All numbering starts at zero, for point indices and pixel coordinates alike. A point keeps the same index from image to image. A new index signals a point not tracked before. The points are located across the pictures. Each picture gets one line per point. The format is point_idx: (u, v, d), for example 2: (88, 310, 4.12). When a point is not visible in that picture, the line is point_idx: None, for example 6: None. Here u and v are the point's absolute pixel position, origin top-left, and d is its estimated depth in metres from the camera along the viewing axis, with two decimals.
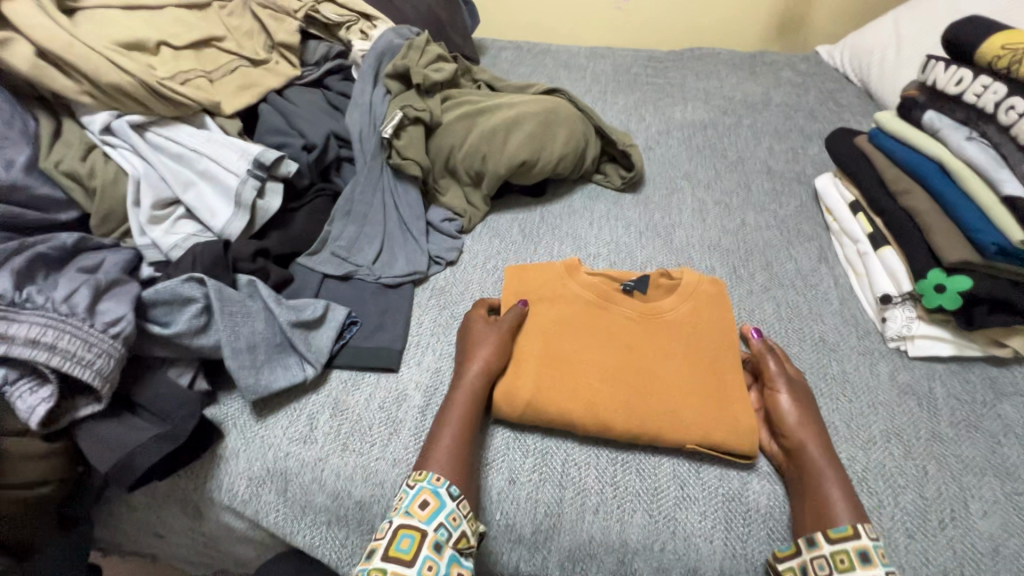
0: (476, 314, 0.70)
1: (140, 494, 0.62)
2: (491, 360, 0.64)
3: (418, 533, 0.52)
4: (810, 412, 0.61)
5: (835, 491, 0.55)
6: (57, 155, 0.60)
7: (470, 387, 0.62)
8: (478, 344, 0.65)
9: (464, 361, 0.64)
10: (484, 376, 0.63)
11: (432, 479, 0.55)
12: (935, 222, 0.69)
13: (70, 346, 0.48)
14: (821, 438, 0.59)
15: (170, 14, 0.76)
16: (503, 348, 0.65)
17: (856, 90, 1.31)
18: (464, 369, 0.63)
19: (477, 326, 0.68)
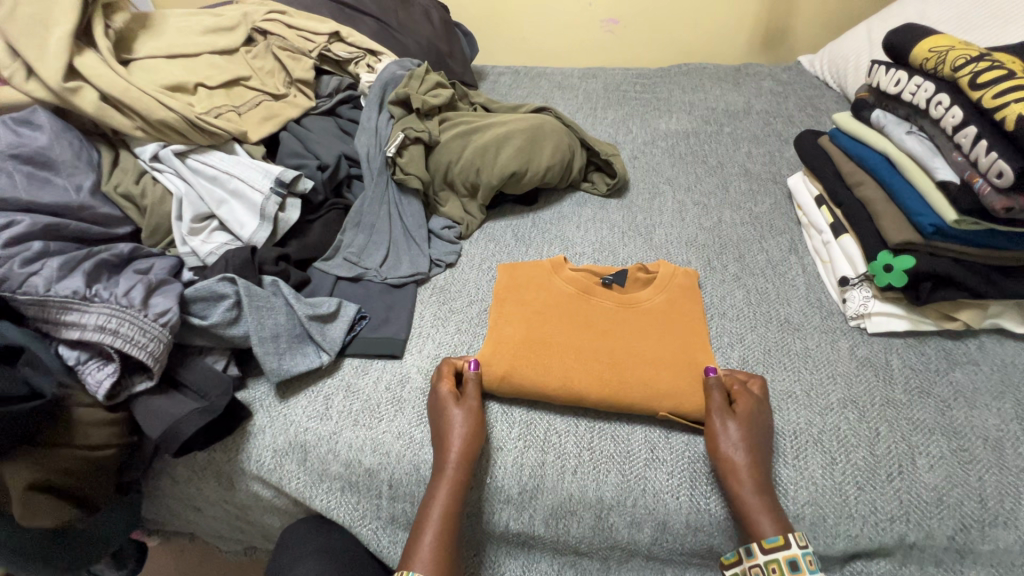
0: (446, 389, 0.68)
1: (183, 467, 0.72)
2: (465, 446, 0.64)
3: None
4: (755, 429, 0.63)
5: (761, 498, 0.59)
6: (116, 179, 0.73)
7: (450, 477, 0.62)
8: (453, 429, 0.65)
9: (441, 449, 0.64)
10: (460, 465, 0.63)
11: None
12: (884, 209, 0.76)
13: (129, 331, 0.59)
14: (755, 447, 0.62)
15: (205, 60, 0.90)
16: (474, 432, 0.65)
17: (835, 95, 1.38)
18: (442, 455, 0.63)
19: (447, 402, 0.67)
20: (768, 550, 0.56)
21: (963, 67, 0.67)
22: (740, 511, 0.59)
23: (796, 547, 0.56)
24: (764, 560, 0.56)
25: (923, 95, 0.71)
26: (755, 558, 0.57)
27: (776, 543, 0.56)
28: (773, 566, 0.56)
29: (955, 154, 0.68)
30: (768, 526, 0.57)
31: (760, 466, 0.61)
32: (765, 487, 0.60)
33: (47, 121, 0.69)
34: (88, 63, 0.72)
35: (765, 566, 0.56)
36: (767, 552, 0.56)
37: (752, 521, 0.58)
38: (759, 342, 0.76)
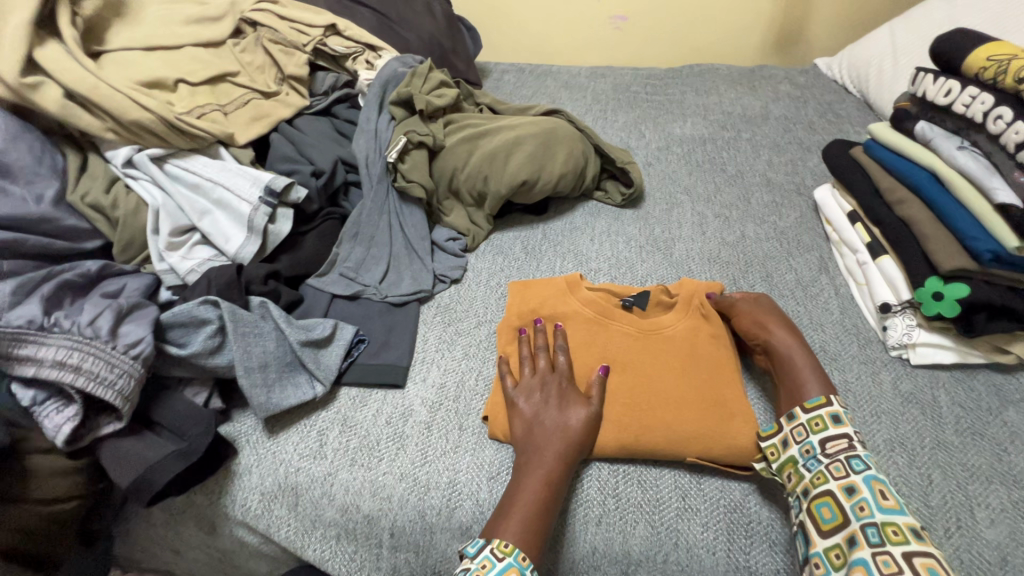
0: (565, 385, 0.64)
1: (158, 510, 0.65)
2: (578, 444, 0.60)
3: None
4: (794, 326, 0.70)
5: (804, 362, 0.65)
6: (84, 188, 0.64)
7: (560, 467, 0.58)
8: (570, 421, 0.61)
9: (553, 440, 0.59)
10: (569, 460, 0.59)
11: (518, 557, 0.51)
12: (931, 230, 0.70)
13: (94, 367, 0.51)
14: (792, 330, 0.69)
15: (187, 53, 0.81)
16: (589, 430, 0.61)
17: (854, 101, 1.32)
18: (554, 444, 0.59)
19: (569, 397, 0.63)
20: (810, 408, 0.60)
21: None
22: (786, 377, 0.65)
23: (837, 405, 0.60)
24: (807, 418, 0.59)
25: (980, 108, 0.65)
26: (871, 516, 0.51)
27: (817, 402, 0.60)
28: (816, 421, 0.59)
29: (1016, 174, 0.63)
30: (814, 388, 0.62)
31: (799, 342, 0.68)
32: (807, 358, 0.66)
33: (3, 122, 0.60)
34: (51, 55, 0.63)
35: (808, 423, 0.59)
36: (808, 411, 0.60)
37: (801, 383, 0.63)
38: None
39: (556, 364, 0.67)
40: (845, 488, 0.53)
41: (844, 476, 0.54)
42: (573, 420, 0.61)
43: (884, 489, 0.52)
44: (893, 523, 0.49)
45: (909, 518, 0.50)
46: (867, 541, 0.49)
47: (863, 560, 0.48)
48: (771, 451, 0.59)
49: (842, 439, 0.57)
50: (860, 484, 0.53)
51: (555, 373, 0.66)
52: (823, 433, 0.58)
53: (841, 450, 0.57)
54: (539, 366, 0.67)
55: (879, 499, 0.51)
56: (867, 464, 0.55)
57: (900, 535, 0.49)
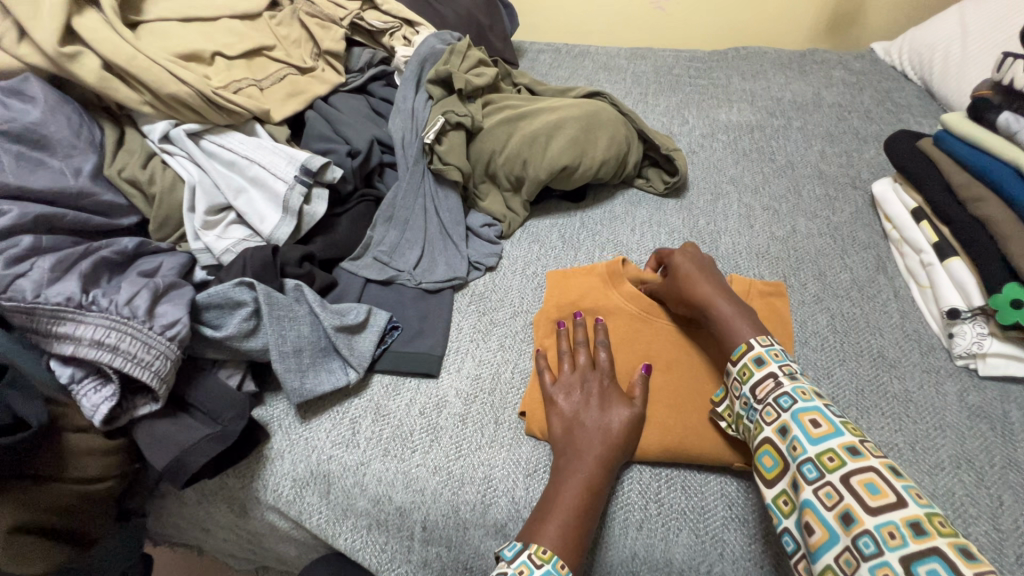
0: (606, 382, 0.62)
1: (191, 489, 0.64)
2: (619, 448, 0.57)
3: None
4: (707, 272, 0.66)
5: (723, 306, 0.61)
6: (120, 162, 0.63)
7: (600, 472, 0.55)
8: (613, 422, 0.58)
9: (594, 443, 0.57)
10: (610, 464, 0.56)
11: (556, 565, 0.49)
12: (1011, 232, 0.65)
13: (131, 348, 0.50)
14: (713, 279, 0.65)
15: (224, 25, 0.79)
16: (632, 433, 0.58)
17: (915, 89, 1.23)
18: (595, 446, 0.56)
19: (609, 397, 0.60)
20: (735, 360, 0.57)
21: None
22: (714, 327, 0.61)
23: (758, 346, 0.56)
24: (736, 370, 0.57)
25: None
26: (804, 452, 0.48)
27: (739, 350, 0.57)
28: (744, 371, 0.56)
29: None
30: (743, 334, 0.59)
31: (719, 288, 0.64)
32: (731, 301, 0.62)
33: (41, 93, 0.59)
34: (90, 24, 0.62)
35: (738, 375, 0.56)
36: (735, 362, 0.57)
37: (730, 332, 0.59)
38: (849, 379, 0.66)
39: (597, 360, 0.64)
40: (778, 430, 0.51)
41: (775, 418, 0.51)
42: (615, 421, 0.58)
43: (816, 418, 0.49)
44: (828, 450, 0.47)
45: (845, 437, 0.47)
46: (804, 479, 0.47)
47: (806, 500, 0.46)
48: (727, 412, 0.58)
49: (768, 378, 0.54)
50: (790, 422, 0.50)
51: (596, 370, 0.63)
52: (751, 380, 0.55)
53: (770, 391, 0.53)
54: (578, 361, 0.64)
55: (810, 431, 0.49)
56: (797, 396, 0.52)
57: (833, 460, 0.46)
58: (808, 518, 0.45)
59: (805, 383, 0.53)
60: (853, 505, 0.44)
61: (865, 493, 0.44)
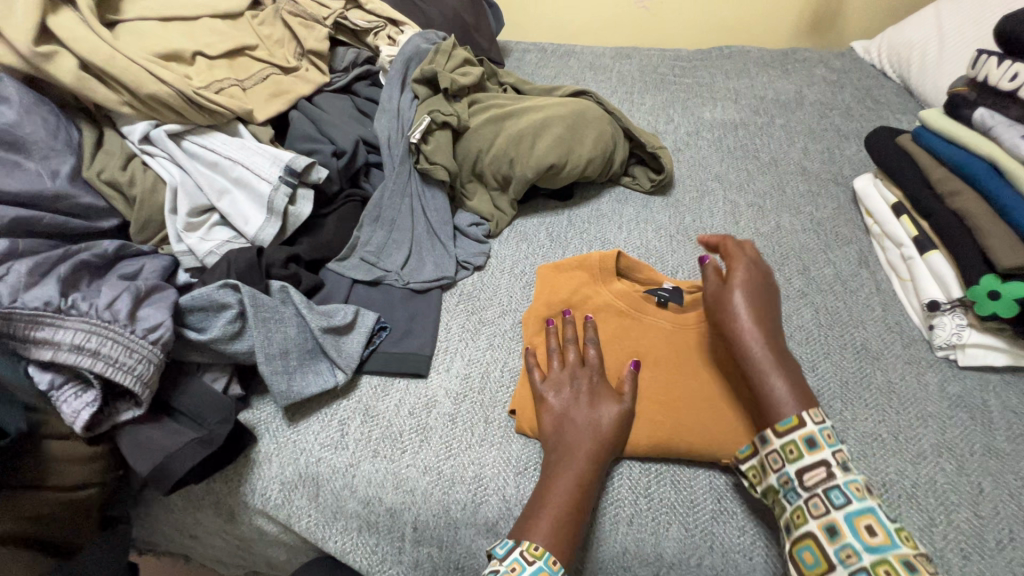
0: (596, 379, 0.62)
1: (177, 495, 0.63)
2: (609, 442, 0.57)
3: None
4: (759, 314, 0.56)
5: (771, 361, 0.53)
6: (99, 164, 0.62)
7: (590, 467, 0.55)
8: (602, 418, 0.58)
9: (583, 439, 0.57)
10: (599, 459, 0.56)
11: (548, 561, 0.49)
12: (988, 224, 0.66)
13: (113, 352, 0.50)
14: (764, 323, 0.56)
15: (205, 25, 0.78)
16: (621, 429, 0.58)
17: (894, 87, 1.25)
18: (584, 443, 0.57)
19: (598, 393, 0.61)
20: (781, 433, 0.51)
21: None
22: (759, 387, 0.53)
23: (811, 424, 0.50)
24: (780, 444, 0.51)
25: None
26: (862, 562, 0.44)
27: (789, 424, 0.50)
28: (791, 448, 0.50)
29: None
30: (790, 401, 0.52)
31: (770, 338, 0.55)
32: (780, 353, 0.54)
33: (15, 93, 0.58)
34: (65, 24, 0.60)
35: (783, 451, 0.50)
36: (779, 436, 0.51)
37: (774, 398, 0.52)
38: (833, 372, 0.67)
39: (586, 356, 0.64)
40: (826, 528, 0.47)
41: (823, 514, 0.47)
42: (604, 417, 0.58)
43: (872, 524, 0.46)
44: (885, 562, 0.44)
45: (902, 550, 0.44)
46: (809, 511, 0.48)
47: (810, 532, 0.47)
48: (753, 473, 0.53)
49: (821, 467, 0.49)
50: (842, 524, 0.46)
51: (586, 367, 0.63)
52: (799, 462, 0.49)
53: (820, 481, 0.48)
54: (567, 358, 0.64)
55: (866, 539, 0.45)
56: (850, 492, 0.47)
57: (845, 497, 0.47)
58: (810, 548, 0.47)
59: (859, 477, 0.48)
60: (855, 541, 0.45)
61: (868, 534, 0.45)
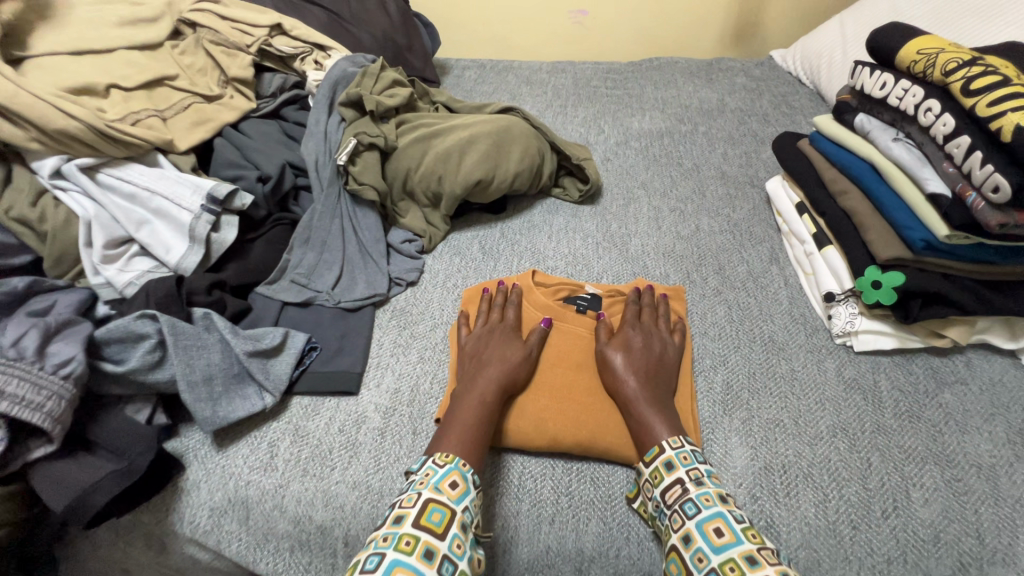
0: (507, 327, 0.71)
1: (105, 530, 0.63)
2: (517, 377, 0.65)
3: (448, 510, 0.52)
4: (638, 361, 0.66)
5: (643, 401, 0.62)
6: (8, 201, 0.61)
7: (490, 392, 0.63)
8: (508, 355, 0.67)
9: (487, 367, 0.65)
10: (505, 387, 0.64)
11: (459, 463, 0.56)
12: (870, 220, 0.72)
13: (20, 390, 0.49)
14: (645, 371, 0.65)
15: (122, 56, 0.78)
16: (524, 364, 0.67)
17: (808, 92, 1.34)
18: (490, 372, 0.64)
19: (504, 338, 0.69)
20: (648, 461, 0.58)
21: (954, 71, 0.62)
22: (631, 422, 0.62)
23: (669, 449, 0.58)
24: (647, 472, 0.58)
25: (911, 100, 0.66)
26: (708, 562, 0.50)
27: (652, 453, 0.58)
28: (655, 474, 0.57)
29: (945, 165, 0.64)
30: (657, 433, 0.60)
31: (647, 380, 0.64)
32: (652, 397, 0.63)
33: None
34: None
35: (649, 478, 0.57)
36: (647, 465, 0.58)
37: (643, 432, 0.60)
38: (742, 364, 0.72)
39: (505, 317, 0.73)
40: (683, 538, 0.52)
41: (681, 526, 0.53)
42: (510, 355, 0.67)
43: (719, 526, 0.51)
44: (730, 560, 0.49)
45: (744, 546, 0.49)
46: (672, 525, 0.54)
47: (673, 545, 0.53)
48: (643, 509, 0.59)
49: (677, 484, 0.55)
50: (694, 532, 0.52)
51: (502, 323, 0.72)
52: (661, 485, 0.56)
53: (677, 497, 0.54)
54: (490, 319, 0.73)
55: (713, 540, 0.51)
56: (701, 502, 0.54)
57: (696, 508, 0.53)
58: (675, 560, 0.52)
59: (709, 488, 0.55)
60: (704, 544, 0.51)
61: (716, 535, 0.51)
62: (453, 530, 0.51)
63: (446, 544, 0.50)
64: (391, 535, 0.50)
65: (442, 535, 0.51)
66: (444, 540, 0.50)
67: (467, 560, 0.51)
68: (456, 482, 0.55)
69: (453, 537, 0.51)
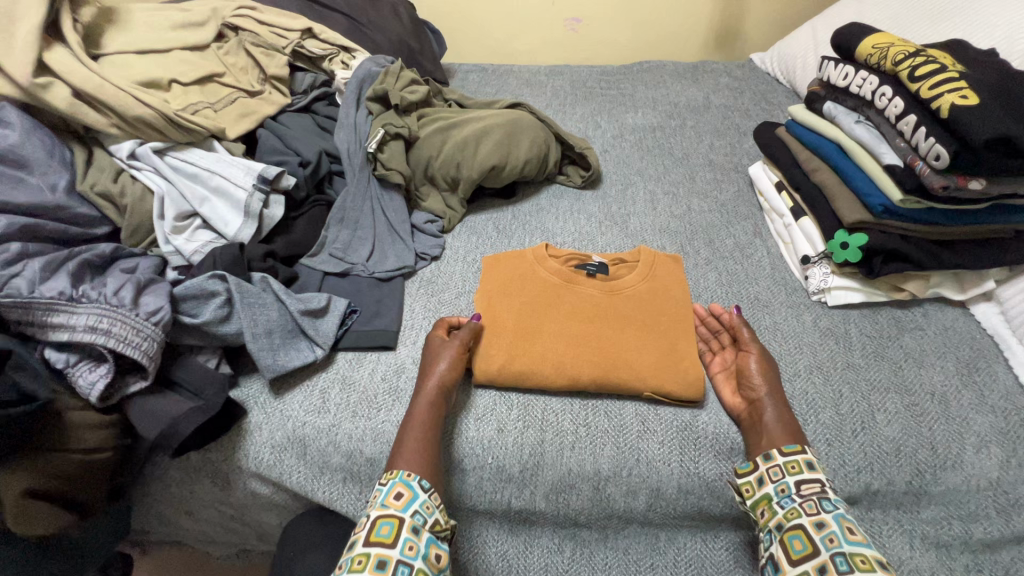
0: (435, 336, 0.75)
1: (176, 469, 0.71)
2: (443, 385, 0.69)
3: (396, 519, 0.58)
4: (772, 370, 0.72)
5: (777, 404, 0.68)
6: (92, 178, 0.70)
7: (431, 399, 0.67)
8: (436, 364, 0.70)
9: (424, 378, 0.70)
10: (442, 394, 0.68)
11: (402, 475, 0.61)
12: (838, 192, 0.83)
13: (122, 331, 0.58)
14: (776, 379, 0.71)
15: (176, 56, 0.87)
16: (454, 367, 0.70)
17: (785, 90, 1.47)
18: (423, 384, 0.69)
19: (434, 348, 0.73)
20: (787, 452, 0.64)
21: (902, 62, 0.73)
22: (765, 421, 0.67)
23: (807, 451, 0.64)
24: (783, 460, 0.63)
25: (869, 87, 0.78)
26: (839, 546, 0.55)
27: (793, 448, 0.64)
28: (792, 464, 0.63)
29: (898, 141, 0.75)
30: (789, 432, 0.66)
31: (778, 388, 0.70)
32: (783, 405, 0.69)
33: (17, 119, 0.66)
34: (58, 58, 0.69)
35: (785, 465, 0.63)
36: (785, 454, 0.64)
37: (775, 428, 0.66)
38: None
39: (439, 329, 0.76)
40: (815, 523, 0.58)
41: (815, 512, 0.59)
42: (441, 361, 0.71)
43: (852, 526, 0.57)
44: (861, 553, 0.54)
45: (875, 551, 0.55)
46: (803, 509, 0.60)
47: (800, 524, 0.59)
48: (747, 488, 0.64)
49: (815, 482, 0.62)
50: (830, 520, 0.58)
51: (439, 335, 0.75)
52: (797, 475, 0.62)
53: (814, 491, 0.61)
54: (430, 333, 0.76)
55: (847, 533, 0.56)
56: (837, 504, 0.60)
57: (833, 505, 0.59)
58: (799, 536, 0.58)
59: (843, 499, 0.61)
60: (837, 530, 0.57)
61: (850, 530, 0.57)
62: (403, 536, 0.57)
63: (398, 550, 0.56)
64: (346, 561, 0.56)
65: (392, 545, 0.57)
66: (396, 549, 0.56)
67: (422, 559, 0.57)
68: (400, 493, 0.60)
69: (405, 542, 0.57)
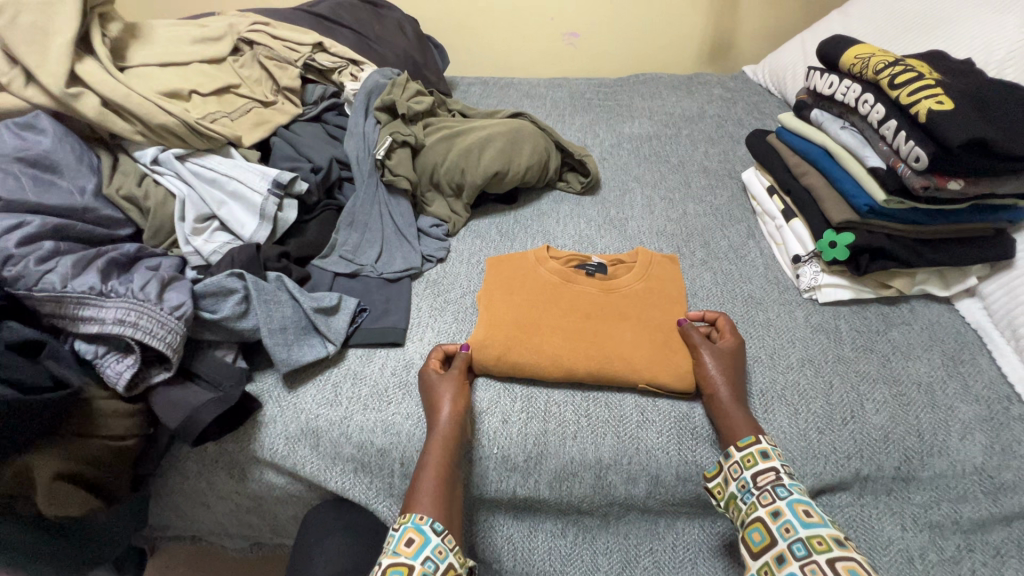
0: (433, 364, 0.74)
1: (193, 460, 0.73)
2: (456, 418, 0.68)
3: (406, 567, 0.58)
4: (727, 368, 0.73)
5: (732, 403, 0.70)
6: (118, 182, 0.74)
7: (444, 433, 0.67)
8: (444, 395, 0.70)
9: (433, 410, 0.69)
10: (454, 428, 0.68)
11: (414, 520, 0.61)
12: (826, 194, 0.87)
13: (148, 323, 0.61)
14: (732, 376, 0.73)
15: (195, 68, 0.92)
16: (462, 398, 0.70)
17: (776, 100, 1.52)
18: (435, 418, 0.68)
19: (438, 373, 0.73)
20: (743, 447, 0.66)
21: (882, 70, 0.78)
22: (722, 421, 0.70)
23: (764, 441, 0.66)
24: (740, 455, 0.66)
25: (852, 95, 0.82)
26: (797, 534, 0.58)
27: (748, 440, 0.66)
28: (748, 458, 0.65)
29: (881, 144, 0.79)
30: (746, 426, 0.68)
31: (733, 386, 0.72)
32: (739, 402, 0.71)
33: (50, 126, 0.71)
34: (88, 70, 0.74)
35: (742, 460, 0.65)
36: (741, 450, 0.66)
37: (731, 425, 0.69)
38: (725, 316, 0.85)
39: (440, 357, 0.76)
40: (771, 512, 0.61)
41: (771, 502, 0.62)
42: (450, 392, 0.70)
43: (807, 508, 0.60)
44: (818, 535, 0.58)
45: (831, 529, 0.58)
46: (760, 501, 0.62)
47: (759, 516, 0.61)
48: (718, 489, 0.67)
49: (770, 471, 0.64)
50: (784, 508, 0.60)
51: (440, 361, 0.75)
52: (754, 468, 0.64)
53: (770, 480, 0.63)
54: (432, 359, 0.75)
55: (802, 517, 0.60)
56: (791, 488, 0.62)
57: (787, 490, 0.62)
58: (759, 529, 0.61)
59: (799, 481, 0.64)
60: (793, 518, 0.60)
61: (805, 514, 0.60)
62: None
63: None
64: None
65: None
66: None
67: None
68: (411, 538, 0.60)
69: None
